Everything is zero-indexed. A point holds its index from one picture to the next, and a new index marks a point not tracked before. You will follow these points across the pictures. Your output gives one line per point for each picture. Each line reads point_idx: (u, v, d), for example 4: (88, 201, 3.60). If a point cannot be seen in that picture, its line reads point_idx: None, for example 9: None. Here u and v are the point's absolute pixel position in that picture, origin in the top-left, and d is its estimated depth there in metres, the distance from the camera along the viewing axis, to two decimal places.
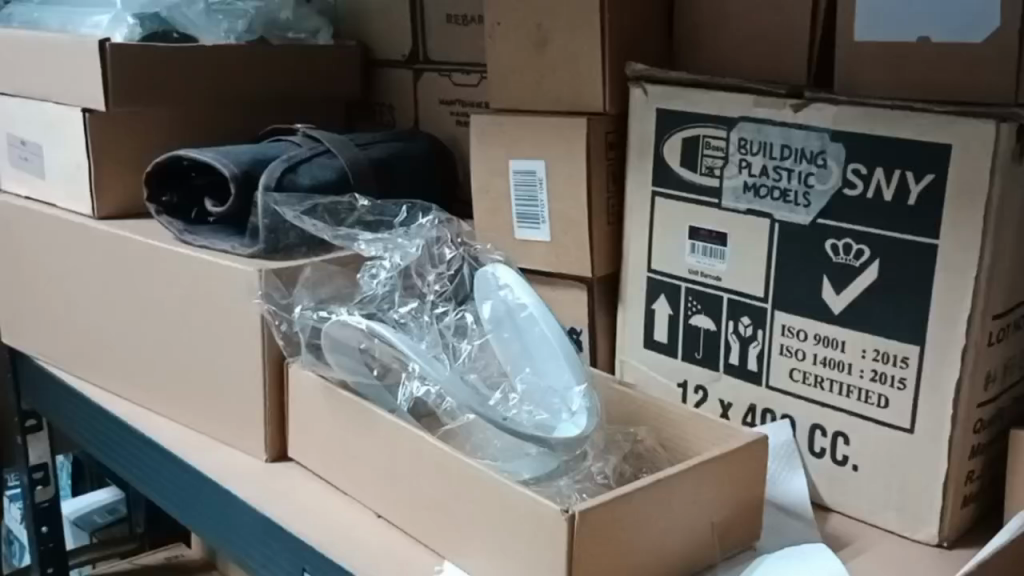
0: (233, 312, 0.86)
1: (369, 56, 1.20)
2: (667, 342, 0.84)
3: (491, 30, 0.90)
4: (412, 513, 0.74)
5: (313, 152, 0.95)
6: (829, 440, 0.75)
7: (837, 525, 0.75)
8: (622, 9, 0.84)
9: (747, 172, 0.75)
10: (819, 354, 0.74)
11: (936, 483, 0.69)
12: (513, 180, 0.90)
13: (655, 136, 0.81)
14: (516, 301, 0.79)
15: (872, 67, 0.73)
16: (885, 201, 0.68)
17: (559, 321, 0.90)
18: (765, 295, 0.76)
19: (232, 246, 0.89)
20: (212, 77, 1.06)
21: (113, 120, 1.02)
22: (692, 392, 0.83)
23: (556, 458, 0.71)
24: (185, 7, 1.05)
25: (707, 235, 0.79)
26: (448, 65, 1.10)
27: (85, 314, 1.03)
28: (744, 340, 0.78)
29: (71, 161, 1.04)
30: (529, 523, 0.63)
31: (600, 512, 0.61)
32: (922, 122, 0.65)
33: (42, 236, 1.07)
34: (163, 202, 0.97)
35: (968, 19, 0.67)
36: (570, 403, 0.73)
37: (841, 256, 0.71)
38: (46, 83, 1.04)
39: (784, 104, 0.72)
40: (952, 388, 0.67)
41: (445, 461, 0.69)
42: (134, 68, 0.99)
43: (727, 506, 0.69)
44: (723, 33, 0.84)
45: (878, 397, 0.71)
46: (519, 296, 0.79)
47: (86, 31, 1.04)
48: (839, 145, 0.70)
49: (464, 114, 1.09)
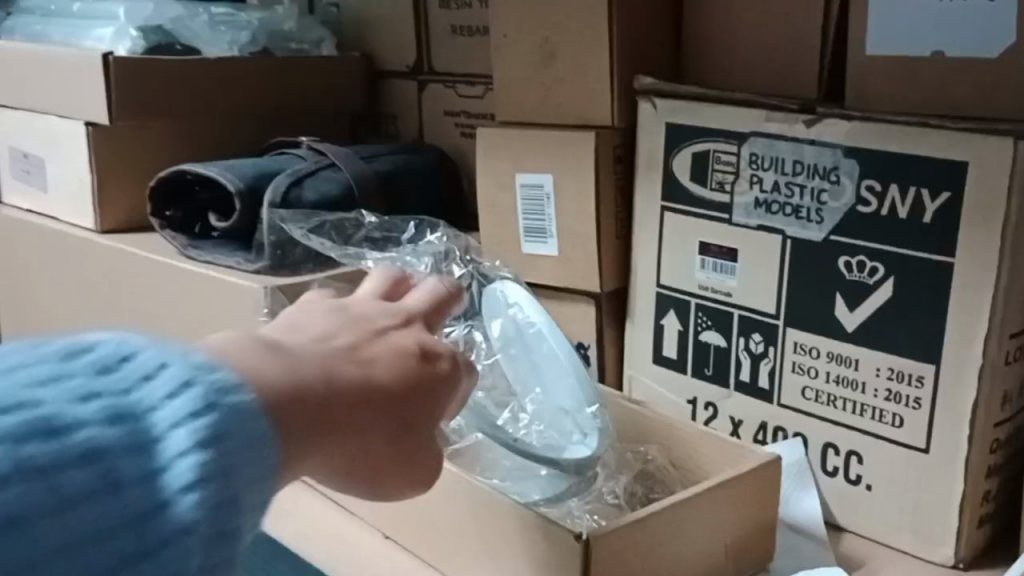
0: (238, 328, 0.85)
1: (374, 66, 1.19)
2: (676, 358, 0.83)
3: (498, 42, 0.90)
4: (420, 535, 0.73)
5: (319, 166, 0.95)
6: (842, 459, 0.74)
7: (851, 545, 0.74)
8: (631, 21, 0.83)
9: (758, 188, 0.74)
10: (832, 372, 0.73)
11: (953, 503, 0.68)
12: (520, 193, 0.89)
13: (664, 150, 0.80)
14: (531, 317, 0.79)
15: (884, 81, 0.72)
16: (900, 218, 0.67)
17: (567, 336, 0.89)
18: (777, 312, 0.75)
19: (238, 262, 0.88)
20: (216, 89, 1.06)
21: (117, 134, 1.01)
22: (702, 409, 0.82)
23: (569, 482, 0.69)
24: (189, 19, 1.06)
25: (718, 250, 0.78)
26: (452, 77, 1.09)
27: (88, 330, 1.03)
28: (755, 357, 0.77)
29: (74, 174, 1.03)
30: (543, 548, 0.62)
31: (615, 537, 0.60)
32: (938, 138, 0.64)
33: (45, 249, 1.06)
34: (167, 216, 0.97)
35: (984, 33, 0.67)
36: (582, 425, 0.72)
37: (854, 273, 0.70)
38: (49, 97, 1.03)
39: (795, 120, 0.71)
40: (970, 407, 0.66)
41: (454, 483, 0.68)
42: (138, 82, 0.99)
43: (742, 528, 0.68)
44: (732, 47, 0.83)
45: (892, 416, 0.70)
46: (535, 312, 0.80)
47: (89, 44, 1.04)
48: (852, 161, 0.69)
49: (469, 126, 1.08)
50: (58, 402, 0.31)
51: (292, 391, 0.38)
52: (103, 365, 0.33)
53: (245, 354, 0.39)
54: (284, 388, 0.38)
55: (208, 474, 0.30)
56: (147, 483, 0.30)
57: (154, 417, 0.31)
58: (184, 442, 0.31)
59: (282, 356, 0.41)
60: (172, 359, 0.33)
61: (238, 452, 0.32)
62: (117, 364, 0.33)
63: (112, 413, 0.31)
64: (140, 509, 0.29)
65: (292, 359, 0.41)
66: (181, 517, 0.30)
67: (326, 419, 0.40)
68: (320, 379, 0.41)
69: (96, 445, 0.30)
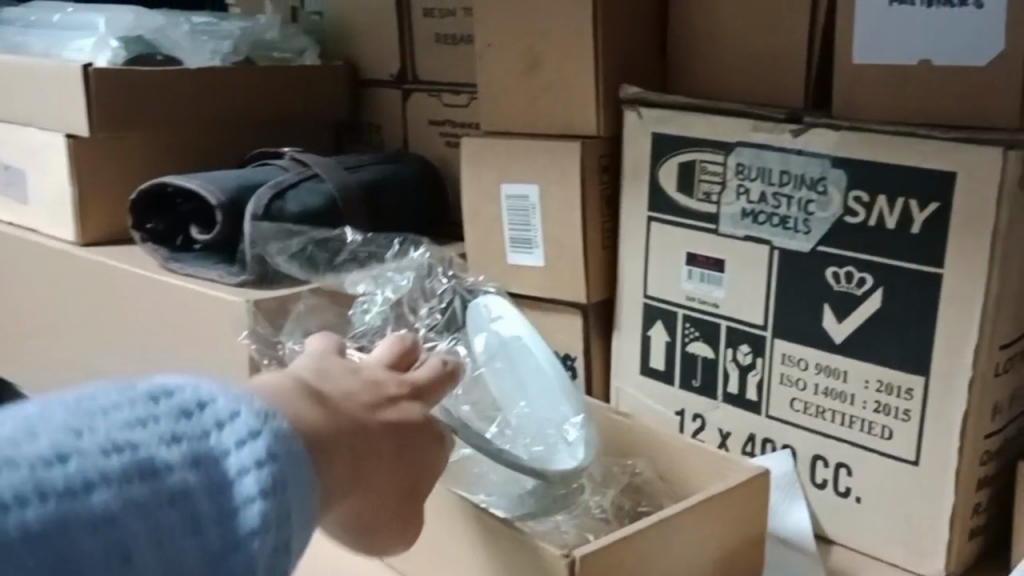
0: (221, 342, 0.84)
1: (358, 76, 1.18)
2: (663, 369, 0.82)
3: (482, 51, 0.89)
4: (405, 552, 0.72)
5: (301, 177, 0.94)
6: (831, 471, 0.73)
7: (841, 558, 0.73)
8: (616, 30, 0.82)
9: (745, 199, 0.74)
10: (820, 384, 0.72)
11: (943, 516, 0.67)
12: (506, 204, 0.88)
13: (650, 160, 0.79)
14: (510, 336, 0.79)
15: (871, 90, 0.72)
16: (888, 229, 0.66)
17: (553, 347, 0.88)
18: (765, 323, 0.74)
19: (221, 275, 0.87)
20: (198, 99, 1.04)
21: (98, 146, 1.00)
22: (690, 421, 0.81)
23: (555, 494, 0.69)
24: (171, 28, 1.04)
25: (704, 261, 0.77)
26: (437, 86, 1.08)
27: (69, 344, 1.01)
28: (743, 369, 0.77)
29: (55, 186, 1.02)
30: (530, 566, 0.61)
31: (603, 555, 0.59)
32: (926, 148, 0.64)
33: (26, 262, 1.05)
34: (148, 229, 0.95)
35: (971, 42, 0.66)
36: (568, 435, 0.72)
37: (842, 284, 0.69)
38: (28, 108, 1.02)
39: (782, 130, 0.71)
40: (960, 419, 0.65)
41: (440, 500, 0.67)
42: (119, 92, 0.98)
43: (732, 543, 0.68)
44: (719, 55, 0.82)
45: (881, 428, 0.69)
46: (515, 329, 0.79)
47: (69, 55, 1.02)
48: (840, 171, 0.68)
49: (454, 136, 1.07)
50: (153, 448, 0.35)
51: (332, 437, 0.45)
52: (185, 410, 0.36)
53: (293, 397, 0.45)
54: (324, 435, 0.44)
55: (268, 523, 0.34)
56: (225, 522, 0.34)
57: (227, 464, 0.35)
58: (253, 491, 0.34)
59: (327, 407, 0.46)
60: (244, 410, 0.36)
61: (293, 501, 0.36)
62: (197, 412, 0.36)
63: (193, 457, 0.35)
64: (218, 548, 0.34)
65: (332, 407, 0.47)
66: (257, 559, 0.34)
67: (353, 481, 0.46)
68: (352, 429, 0.47)
69: (181, 489, 0.34)
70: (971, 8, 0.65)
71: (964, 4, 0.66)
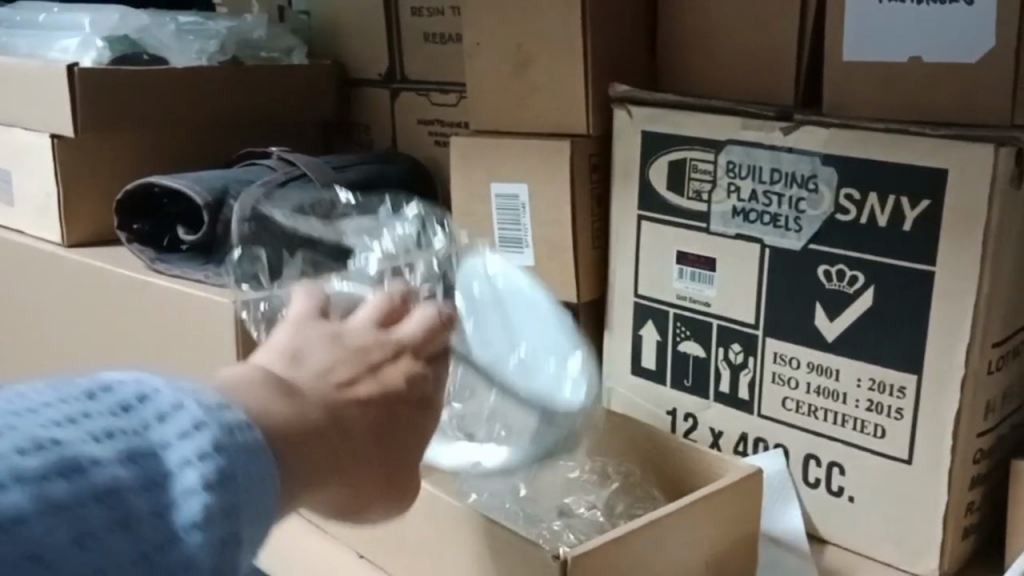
0: (208, 344, 0.83)
1: (347, 75, 1.17)
2: (655, 369, 0.82)
3: (470, 50, 0.88)
4: (396, 554, 0.71)
5: (288, 177, 0.93)
6: (824, 471, 0.73)
7: (834, 557, 0.73)
8: (605, 28, 0.82)
9: (736, 197, 0.73)
10: (812, 383, 0.72)
11: (936, 515, 0.67)
12: (495, 204, 0.87)
13: (641, 158, 0.79)
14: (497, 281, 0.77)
15: (861, 88, 0.71)
16: (879, 226, 0.66)
17: None
18: (756, 322, 0.74)
19: (207, 275, 0.86)
20: (185, 99, 1.04)
21: (83, 146, 0.99)
22: (682, 421, 0.81)
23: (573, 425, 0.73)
24: (156, 28, 1.03)
25: (696, 260, 0.77)
26: (426, 85, 1.07)
27: (56, 347, 1.00)
28: (735, 368, 0.76)
29: (40, 188, 1.01)
30: (522, 568, 0.61)
31: (595, 556, 0.59)
32: (917, 145, 0.63)
33: (12, 265, 1.04)
34: (134, 229, 0.94)
35: (961, 38, 0.66)
36: (568, 368, 0.74)
37: (833, 283, 0.69)
38: (13, 109, 1.01)
39: (773, 128, 0.70)
40: (952, 417, 0.65)
41: (431, 502, 0.67)
42: (103, 92, 0.97)
43: (724, 543, 0.67)
44: (708, 53, 0.82)
45: (874, 427, 0.69)
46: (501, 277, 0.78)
47: (54, 55, 1.01)
48: (831, 169, 0.68)
49: (444, 135, 1.06)
50: (80, 443, 0.35)
51: (301, 430, 0.44)
52: (122, 405, 0.37)
53: (258, 390, 0.45)
54: (295, 429, 0.44)
55: (208, 517, 0.34)
56: (160, 517, 0.34)
57: (166, 457, 0.35)
58: (194, 482, 0.34)
59: (294, 398, 0.46)
60: (188, 402, 0.37)
61: (242, 494, 0.36)
62: (135, 406, 0.37)
63: (126, 453, 0.35)
64: (153, 542, 0.33)
65: (302, 398, 0.46)
66: (191, 552, 0.34)
67: (333, 466, 0.46)
68: (327, 424, 0.47)
69: (114, 483, 0.34)
70: (961, 5, 0.65)
71: (954, 0, 0.65)
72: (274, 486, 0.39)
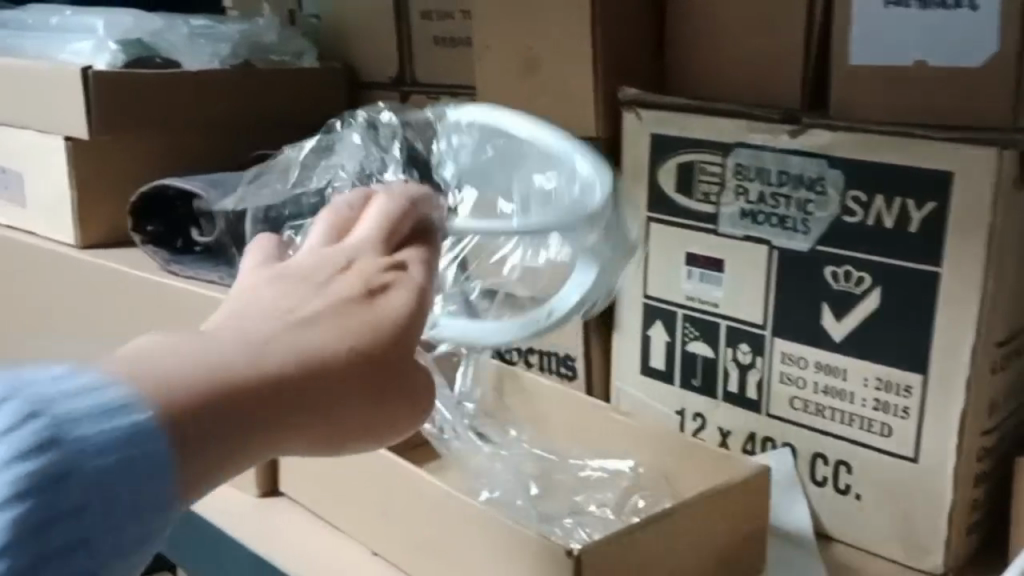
0: None
1: (357, 78, 1.18)
2: (664, 369, 0.83)
3: (480, 53, 0.89)
4: (409, 552, 0.72)
5: None
6: (830, 469, 0.74)
7: (841, 555, 0.74)
8: (615, 32, 0.83)
9: (744, 199, 0.74)
10: (819, 382, 0.73)
11: (942, 512, 0.68)
12: None
13: (650, 160, 0.79)
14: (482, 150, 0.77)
15: (867, 91, 0.72)
16: (886, 228, 0.67)
17: (553, 348, 0.88)
18: (764, 322, 0.75)
19: (222, 276, 0.87)
20: (197, 101, 1.05)
21: (96, 148, 1.00)
22: (690, 420, 0.82)
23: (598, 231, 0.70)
24: (168, 32, 1.05)
25: (704, 261, 0.78)
26: (436, 88, 1.08)
27: (69, 347, 1.01)
28: (743, 368, 0.77)
29: (53, 191, 1.02)
30: (535, 564, 0.62)
31: (606, 552, 0.60)
32: (922, 148, 0.64)
33: (25, 267, 1.06)
34: (149, 231, 0.95)
35: (965, 43, 0.67)
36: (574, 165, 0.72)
37: (841, 284, 0.70)
38: (25, 112, 1.02)
39: (781, 131, 0.71)
40: (957, 416, 0.66)
41: (444, 499, 0.68)
42: (117, 96, 0.98)
43: (733, 541, 0.68)
44: (715, 56, 0.83)
45: (880, 426, 0.70)
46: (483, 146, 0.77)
47: (66, 58, 1.02)
48: (838, 172, 0.69)
49: None
50: None
51: (197, 397, 0.41)
52: None
53: (157, 357, 0.42)
54: (178, 402, 0.40)
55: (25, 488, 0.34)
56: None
57: None
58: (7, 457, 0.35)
59: (211, 353, 0.44)
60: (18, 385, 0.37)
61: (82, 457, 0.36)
62: None
63: None
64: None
65: (220, 354, 0.44)
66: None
67: (231, 437, 0.42)
68: (254, 378, 0.44)
69: None
70: (966, 10, 0.66)
71: (958, 6, 0.67)
72: (160, 466, 0.38)
